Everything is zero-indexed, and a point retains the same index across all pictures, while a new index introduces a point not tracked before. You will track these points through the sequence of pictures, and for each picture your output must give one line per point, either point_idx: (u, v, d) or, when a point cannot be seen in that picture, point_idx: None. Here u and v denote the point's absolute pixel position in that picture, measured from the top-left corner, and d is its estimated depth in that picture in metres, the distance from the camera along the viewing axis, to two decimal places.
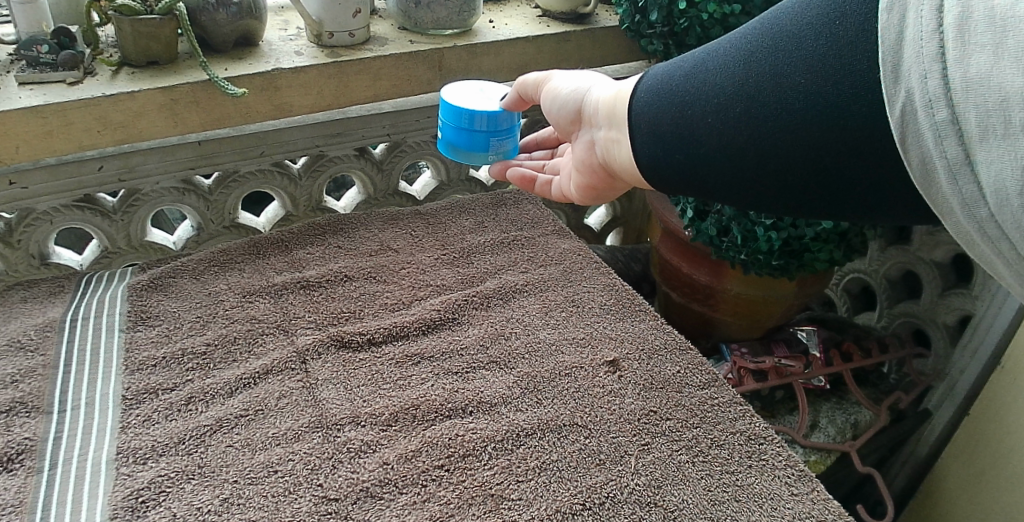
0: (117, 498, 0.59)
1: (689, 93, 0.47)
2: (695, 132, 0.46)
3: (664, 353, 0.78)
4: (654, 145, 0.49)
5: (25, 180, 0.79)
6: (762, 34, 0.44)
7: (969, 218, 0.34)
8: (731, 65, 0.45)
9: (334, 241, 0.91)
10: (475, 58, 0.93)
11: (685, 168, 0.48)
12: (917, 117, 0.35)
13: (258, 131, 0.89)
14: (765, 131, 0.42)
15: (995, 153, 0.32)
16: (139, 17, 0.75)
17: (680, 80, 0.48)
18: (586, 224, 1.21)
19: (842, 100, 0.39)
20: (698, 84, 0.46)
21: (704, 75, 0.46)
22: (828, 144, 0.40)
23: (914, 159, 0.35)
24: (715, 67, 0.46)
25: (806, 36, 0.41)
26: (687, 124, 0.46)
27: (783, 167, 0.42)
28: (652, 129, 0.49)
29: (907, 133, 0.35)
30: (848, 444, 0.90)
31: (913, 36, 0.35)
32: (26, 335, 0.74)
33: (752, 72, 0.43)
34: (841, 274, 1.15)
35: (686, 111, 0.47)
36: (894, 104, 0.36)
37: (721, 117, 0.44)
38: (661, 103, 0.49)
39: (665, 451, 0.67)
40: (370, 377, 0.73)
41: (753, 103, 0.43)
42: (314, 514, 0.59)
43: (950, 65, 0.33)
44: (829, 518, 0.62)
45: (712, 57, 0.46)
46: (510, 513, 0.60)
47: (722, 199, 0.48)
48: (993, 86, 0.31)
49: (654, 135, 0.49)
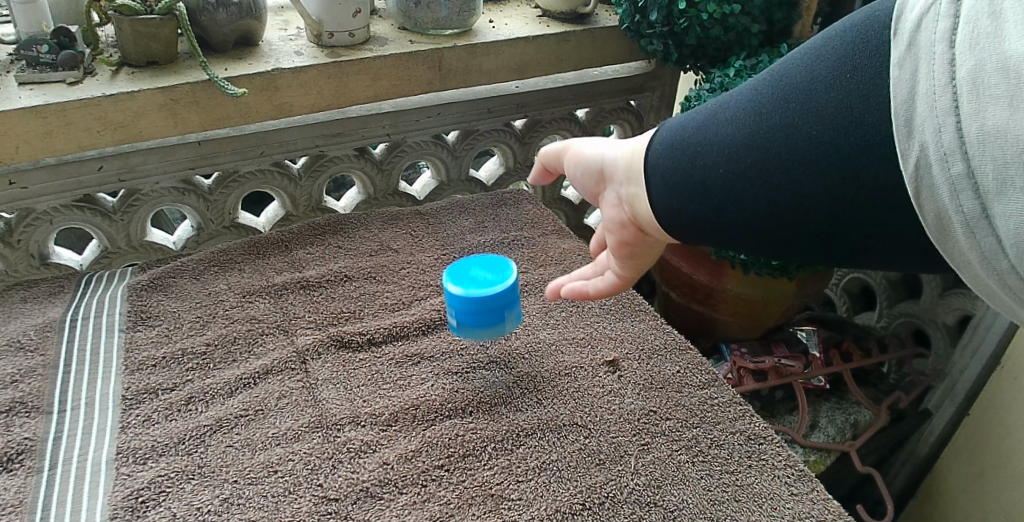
0: (117, 498, 0.59)
1: (699, 144, 0.46)
2: (707, 183, 0.46)
3: (664, 353, 0.78)
4: (666, 195, 0.49)
5: (25, 180, 0.79)
6: (773, 85, 0.44)
7: (987, 269, 0.36)
8: (743, 117, 0.44)
9: (334, 241, 0.91)
10: (476, 58, 0.93)
11: (693, 215, 0.47)
12: (931, 171, 0.35)
13: (258, 131, 0.89)
14: (780, 180, 0.42)
15: (1015, 207, 0.33)
16: (139, 17, 0.75)
17: (690, 129, 0.48)
18: (586, 225, 1.24)
19: (850, 143, 0.39)
20: (709, 134, 0.46)
21: (715, 126, 0.46)
22: (831, 181, 0.40)
23: (929, 211, 0.36)
24: (723, 118, 0.46)
25: (816, 88, 0.41)
26: (699, 174, 0.46)
27: (796, 214, 0.42)
28: (664, 179, 0.48)
29: (921, 187, 0.36)
30: (848, 444, 0.90)
31: (925, 90, 0.35)
32: (26, 335, 0.74)
33: (765, 123, 0.43)
34: (841, 275, 1.15)
35: (697, 162, 0.46)
36: (907, 159, 0.36)
37: (735, 169, 0.44)
38: (672, 153, 0.48)
39: (664, 451, 0.67)
40: (370, 377, 0.73)
41: (765, 154, 0.43)
42: (314, 514, 0.59)
43: (965, 119, 0.34)
44: (830, 518, 0.62)
45: (724, 108, 0.46)
46: (510, 512, 0.60)
47: (736, 247, 0.48)
48: (1009, 139, 0.32)
49: (666, 186, 0.48)
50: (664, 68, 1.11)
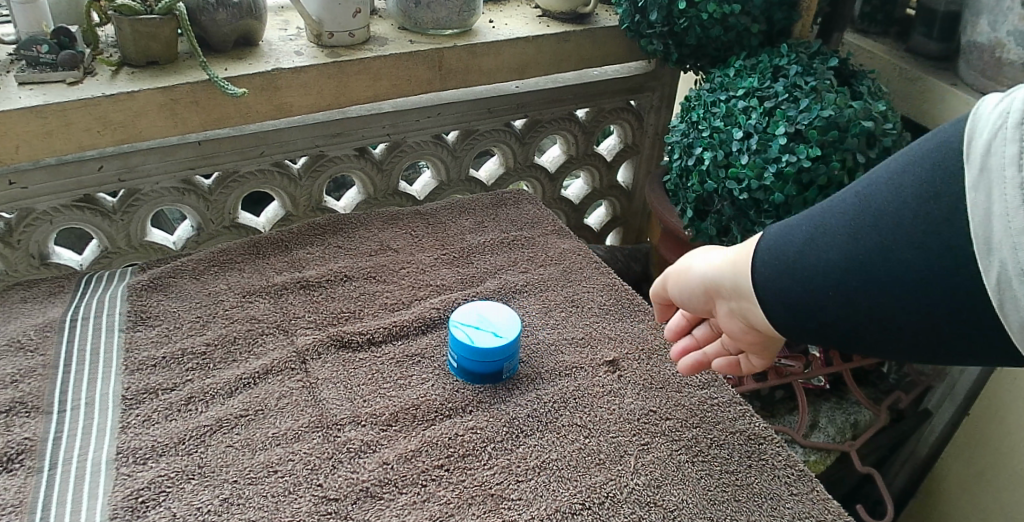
0: (117, 498, 0.59)
1: (795, 263, 0.47)
2: (809, 298, 0.46)
3: (663, 353, 0.78)
4: (769, 310, 0.49)
5: (24, 180, 0.79)
6: (858, 204, 0.44)
7: None
8: (835, 237, 0.45)
9: (334, 242, 0.91)
10: (476, 58, 0.93)
11: (803, 328, 0.48)
12: (1014, 288, 0.37)
13: (258, 131, 0.89)
14: (886, 296, 0.43)
15: None
16: (139, 18, 0.75)
17: (783, 239, 0.48)
18: (586, 225, 1.24)
19: (940, 265, 0.40)
20: (803, 253, 0.46)
21: (806, 244, 0.46)
22: (925, 297, 0.41)
23: (1015, 320, 0.38)
24: (818, 233, 0.46)
25: (903, 210, 0.42)
26: (800, 292, 0.47)
27: (902, 327, 0.43)
28: (765, 295, 0.49)
29: (1007, 302, 0.38)
30: (848, 444, 0.90)
31: (1001, 212, 0.37)
32: (26, 335, 0.74)
33: (858, 243, 0.44)
34: None
35: (796, 279, 0.47)
36: (988, 274, 0.38)
37: (837, 288, 0.45)
38: (769, 270, 0.49)
39: (664, 451, 0.67)
40: (370, 377, 0.73)
41: (863, 273, 0.43)
42: (314, 513, 0.59)
43: None
44: (830, 518, 0.62)
45: (812, 226, 0.47)
46: (510, 512, 0.60)
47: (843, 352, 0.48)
48: None
49: (769, 301, 0.49)
50: (664, 69, 1.12)
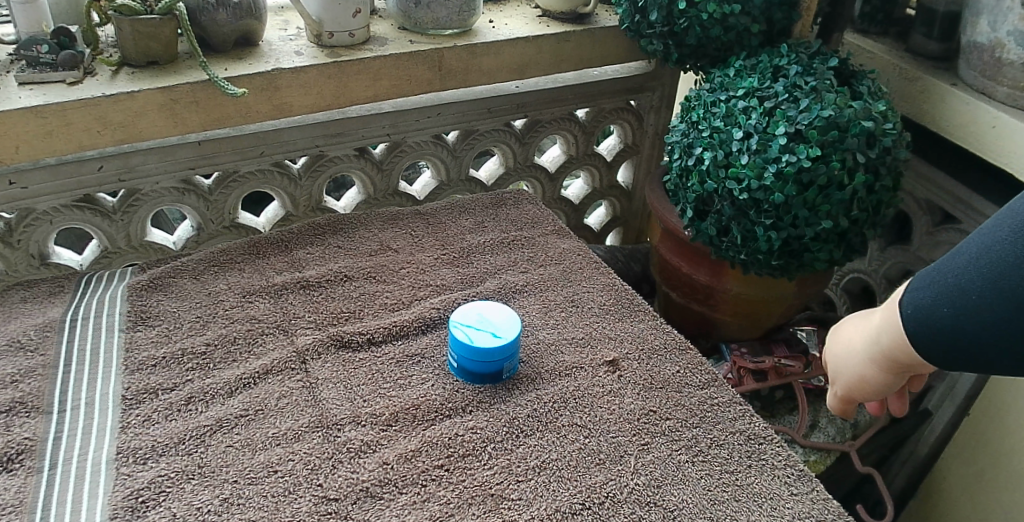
0: (117, 498, 0.59)
1: (955, 326, 0.50)
2: (984, 349, 0.50)
3: (663, 353, 0.78)
4: (949, 363, 0.53)
5: (25, 180, 0.79)
6: (989, 263, 0.48)
7: None
8: (982, 298, 0.49)
9: (334, 242, 0.91)
10: (476, 58, 0.93)
11: (974, 364, 0.51)
12: None
13: (258, 131, 0.89)
14: None
15: None
16: (139, 18, 0.75)
17: (929, 303, 0.52)
18: (586, 225, 1.24)
19: None
20: (959, 316, 0.50)
21: (957, 308, 0.50)
22: None
23: None
24: (960, 282, 0.50)
25: None
26: (973, 348, 0.50)
27: None
28: (941, 354, 0.52)
29: None
30: (848, 443, 0.89)
31: None
32: (26, 335, 0.74)
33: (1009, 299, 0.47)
34: (841, 275, 1.14)
35: (964, 340, 0.50)
36: None
37: (1007, 338, 0.49)
38: (932, 337, 0.52)
39: (664, 451, 0.67)
40: (370, 377, 0.73)
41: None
42: (314, 514, 0.59)
43: None
44: (830, 518, 0.62)
45: (952, 290, 0.50)
46: (510, 512, 0.60)
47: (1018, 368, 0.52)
48: None
49: (946, 358, 0.52)
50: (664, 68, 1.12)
